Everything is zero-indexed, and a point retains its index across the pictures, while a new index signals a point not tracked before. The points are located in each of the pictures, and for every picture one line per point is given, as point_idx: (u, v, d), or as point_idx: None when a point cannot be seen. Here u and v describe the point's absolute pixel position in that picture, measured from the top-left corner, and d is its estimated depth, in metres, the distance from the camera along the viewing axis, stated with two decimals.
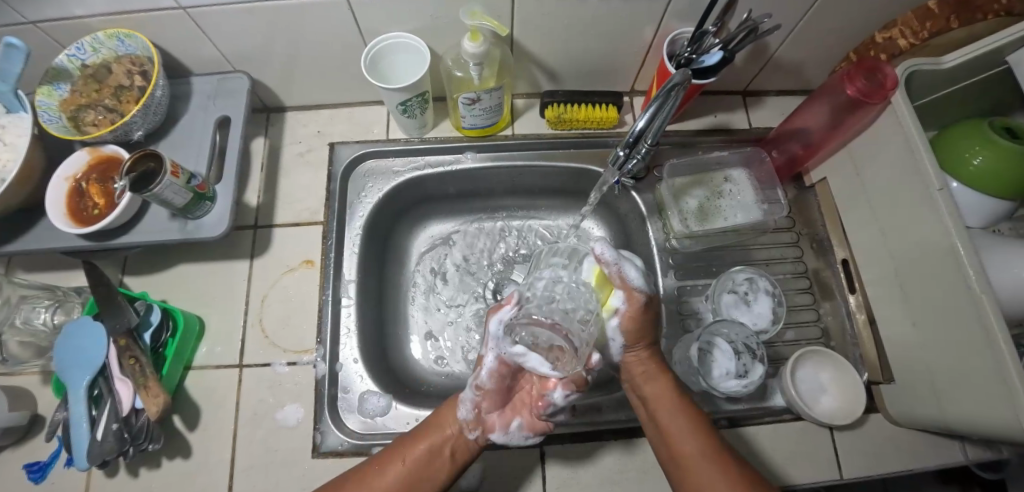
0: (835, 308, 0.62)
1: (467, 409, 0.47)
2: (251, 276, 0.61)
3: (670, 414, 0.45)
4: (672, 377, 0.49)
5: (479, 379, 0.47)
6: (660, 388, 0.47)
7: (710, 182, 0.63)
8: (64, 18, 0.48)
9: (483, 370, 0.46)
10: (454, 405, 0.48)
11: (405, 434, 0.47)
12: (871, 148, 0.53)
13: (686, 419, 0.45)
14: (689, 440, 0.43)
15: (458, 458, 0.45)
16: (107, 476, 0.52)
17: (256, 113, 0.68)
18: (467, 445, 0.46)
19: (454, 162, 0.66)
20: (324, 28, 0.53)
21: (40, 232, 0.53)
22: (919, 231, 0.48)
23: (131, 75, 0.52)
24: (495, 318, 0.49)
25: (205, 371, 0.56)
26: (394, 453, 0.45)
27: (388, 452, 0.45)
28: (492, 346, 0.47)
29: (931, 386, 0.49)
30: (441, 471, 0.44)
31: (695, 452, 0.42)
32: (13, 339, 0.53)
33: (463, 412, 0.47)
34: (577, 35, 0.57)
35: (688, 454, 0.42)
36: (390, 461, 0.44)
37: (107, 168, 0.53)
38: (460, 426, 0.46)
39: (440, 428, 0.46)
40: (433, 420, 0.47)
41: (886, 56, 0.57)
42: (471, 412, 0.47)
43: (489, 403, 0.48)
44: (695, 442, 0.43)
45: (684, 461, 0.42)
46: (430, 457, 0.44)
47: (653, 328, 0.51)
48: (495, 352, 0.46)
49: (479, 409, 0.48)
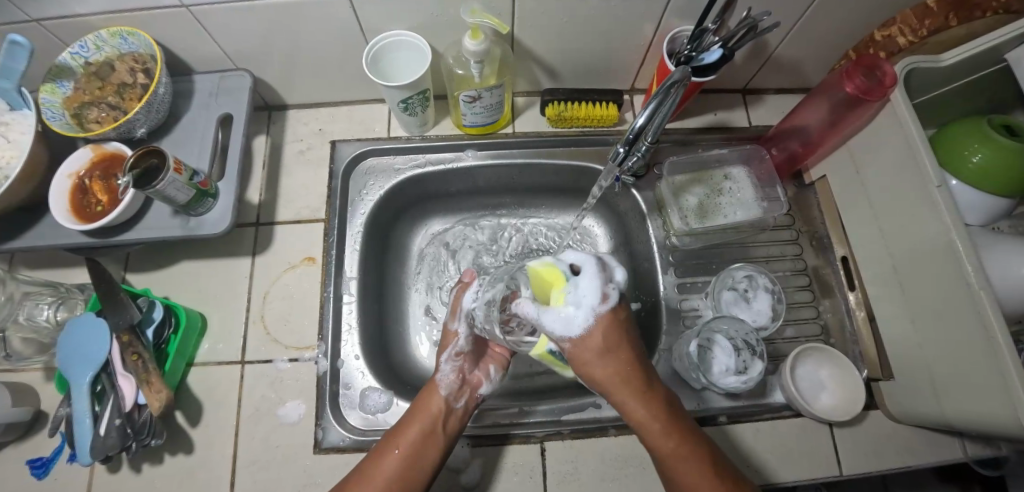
0: (835, 305, 0.62)
1: (446, 383, 0.50)
2: (253, 274, 0.61)
3: (660, 440, 0.45)
4: (669, 410, 0.46)
5: (453, 348, 0.54)
6: (639, 412, 0.46)
7: (710, 180, 0.64)
8: (68, 16, 0.49)
9: (455, 340, 0.54)
10: (433, 386, 0.50)
11: (394, 429, 0.47)
12: (870, 145, 0.53)
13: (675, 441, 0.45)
14: (687, 461, 0.44)
15: (450, 430, 0.48)
16: (110, 472, 0.52)
17: (258, 111, 0.68)
18: (458, 414, 0.49)
19: (455, 159, 0.66)
20: (325, 26, 0.54)
21: (43, 229, 0.53)
22: (918, 230, 0.48)
23: (134, 72, 0.52)
24: (460, 294, 0.56)
25: (207, 367, 0.57)
26: (387, 442, 0.46)
27: (380, 446, 0.46)
28: (462, 319, 0.55)
29: (930, 383, 0.49)
30: (434, 452, 0.46)
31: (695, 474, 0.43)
32: (17, 335, 0.54)
33: (444, 388, 0.50)
34: (577, 33, 0.57)
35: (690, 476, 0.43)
36: (386, 452, 0.45)
37: (111, 165, 0.53)
38: (444, 401, 0.49)
39: (429, 411, 0.47)
40: (418, 402, 0.49)
41: (885, 53, 0.58)
42: (451, 384, 0.51)
43: (466, 364, 0.53)
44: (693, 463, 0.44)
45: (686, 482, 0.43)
46: (425, 438, 0.46)
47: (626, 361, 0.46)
48: (463, 324, 0.54)
49: (458, 376, 0.52)
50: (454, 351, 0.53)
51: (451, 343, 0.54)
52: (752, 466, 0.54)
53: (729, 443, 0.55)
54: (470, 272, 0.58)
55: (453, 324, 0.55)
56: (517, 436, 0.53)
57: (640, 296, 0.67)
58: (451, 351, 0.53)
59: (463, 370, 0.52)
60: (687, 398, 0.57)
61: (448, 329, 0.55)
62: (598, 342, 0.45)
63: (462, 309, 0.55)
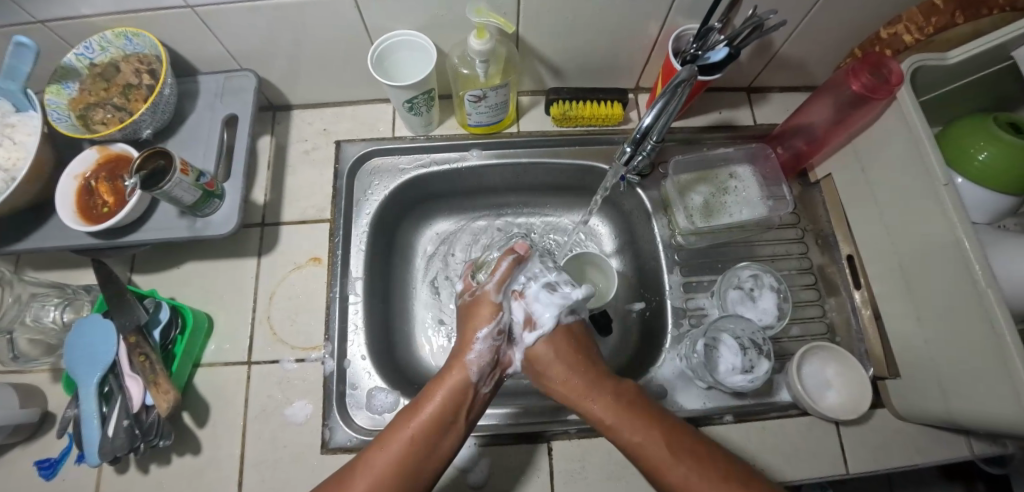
0: (841, 304, 0.62)
1: (479, 366, 0.50)
2: (259, 273, 0.61)
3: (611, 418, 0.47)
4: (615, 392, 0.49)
5: (493, 325, 0.52)
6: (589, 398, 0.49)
7: (715, 179, 0.64)
8: (73, 17, 0.49)
9: (499, 315, 0.52)
10: (465, 365, 0.49)
11: (408, 409, 0.47)
12: (876, 143, 0.53)
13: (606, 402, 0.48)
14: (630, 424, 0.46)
15: (471, 415, 0.48)
16: (117, 472, 0.52)
17: (262, 112, 0.68)
18: (483, 397, 0.49)
19: (459, 159, 0.66)
20: (330, 26, 0.53)
21: (49, 231, 0.53)
22: (925, 228, 0.48)
23: (139, 73, 0.52)
24: (511, 266, 0.54)
25: (213, 368, 0.57)
26: (400, 423, 0.45)
27: (391, 429, 0.45)
28: (507, 294, 0.54)
29: (938, 382, 0.49)
30: (454, 434, 0.46)
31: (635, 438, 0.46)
32: (23, 337, 0.54)
33: (474, 369, 0.49)
34: (583, 31, 0.57)
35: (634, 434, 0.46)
36: (398, 435, 0.44)
37: (116, 166, 0.53)
38: (473, 386, 0.48)
39: (451, 392, 0.47)
40: (438, 385, 0.48)
41: (890, 52, 0.57)
42: (483, 367, 0.50)
43: (502, 344, 0.52)
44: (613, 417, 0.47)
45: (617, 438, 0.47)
46: (443, 425, 0.45)
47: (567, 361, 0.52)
48: (506, 298, 0.53)
49: (492, 357, 0.51)
50: (494, 329, 0.52)
51: (493, 319, 0.52)
52: (760, 465, 0.54)
53: (738, 442, 0.55)
54: (523, 246, 0.56)
55: (496, 296, 0.53)
56: (523, 435, 0.53)
57: (645, 295, 0.67)
58: (491, 328, 0.52)
59: (497, 351, 0.52)
60: (693, 397, 0.57)
61: (486, 298, 0.53)
62: (543, 355, 0.53)
63: (511, 284, 0.54)
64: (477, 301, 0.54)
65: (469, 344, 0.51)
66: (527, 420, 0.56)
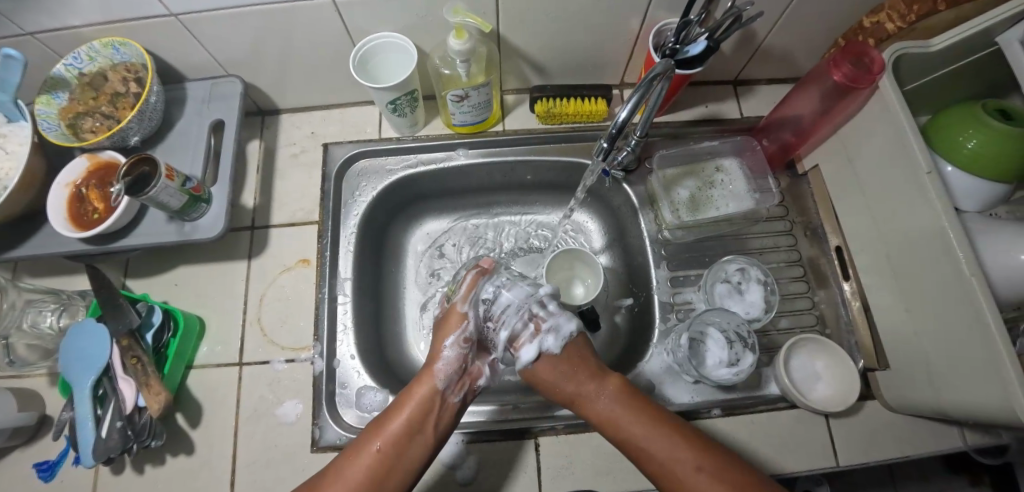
0: (831, 296, 0.62)
1: (446, 375, 0.50)
2: (250, 276, 0.62)
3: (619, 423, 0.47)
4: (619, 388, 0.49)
5: (460, 333, 0.52)
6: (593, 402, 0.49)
7: (701, 173, 0.64)
8: (59, 28, 0.50)
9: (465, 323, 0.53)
10: (432, 374, 0.49)
11: (378, 419, 0.47)
12: (858, 132, 0.53)
13: (637, 422, 0.46)
14: (632, 427, 0.46)
15: (441, 423, 0.48)
16: (112, 473, 0.53)
17: (250, 117, 0.69)
18: (452, 407, 0.49)
19: (446, 159, 0.67)
20: (313, 30, 0.54)
21: (43, 238, 0.54)
22: (911, 217, 0.47)
23: (127, 82, 0.53)
24: (477, 277, 0.55)
25: (206, 369, 0.58)
26: (369, 436, 0.46)
27: (363, 438, 0.46)
28: (471, 304, 0.54)
29: (926, 371, 0.49)
30: (420, 446, 0.46)
31: (666, 449, 0.44)
32: (21, 342, 0.55)
33: (441, 378, 0.49)
34: (564, 28, 0.57)
35: (664, 453, 0.44)
36: (367, 446, 0.45)
37: (106, 173, 0.54)
38: (440, 394, 0.48)
39: (418, 401, 0.48)
40: (407, 396, 0.48)
41: (873, 41, 0.57)
42: (451, 375, 0.50)
43: (470, 353, 0.52)
44: (636, 425, 0.46)
45: (664, 461, 0.44)
46: (409, 435, 0.46)
47: (581, 373, 0.50)
48: (471, 307, 0.54)
49: (460, 366, 0.51)
50: (460, 337, 0.52)
51: (459, 327, 0.52)
52: (748, 459, 0.54)
53: (725, 436, 0.54)
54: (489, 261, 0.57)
55: (461, 305, 0.54)
56: (509, 432, 0.54)
57: (634, 291, 0.67)
58: (458, 336, 0.52)
59: (465, 359, 0.51)
60: (681, 391, 0.57)
61: (453, 310, 0.54)
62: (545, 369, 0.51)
63: (475, 294, 0.54)
64: (445, 315, 0.55)
65: (437, 355, 0.51)
66: (515, 416, 0.56)
